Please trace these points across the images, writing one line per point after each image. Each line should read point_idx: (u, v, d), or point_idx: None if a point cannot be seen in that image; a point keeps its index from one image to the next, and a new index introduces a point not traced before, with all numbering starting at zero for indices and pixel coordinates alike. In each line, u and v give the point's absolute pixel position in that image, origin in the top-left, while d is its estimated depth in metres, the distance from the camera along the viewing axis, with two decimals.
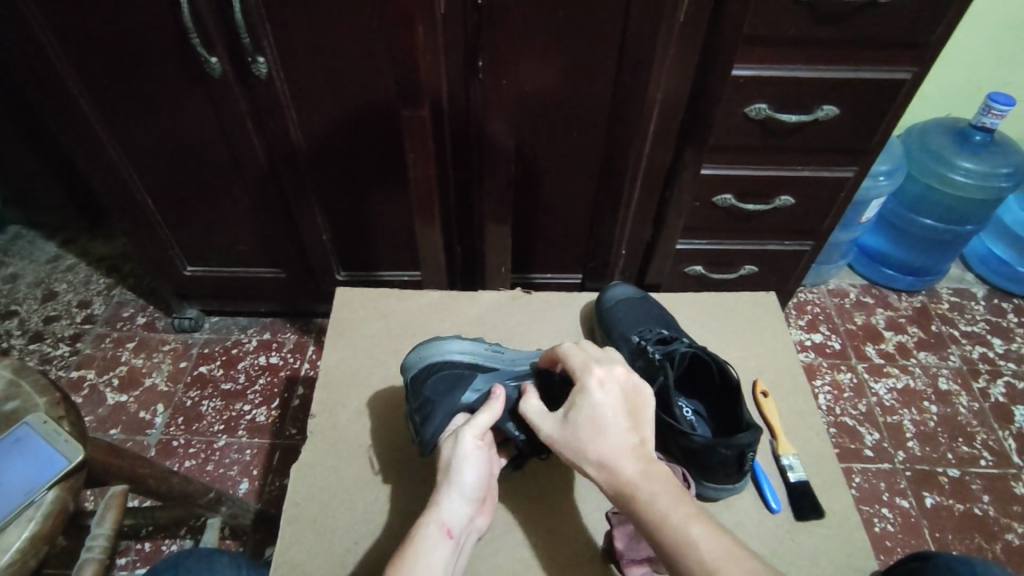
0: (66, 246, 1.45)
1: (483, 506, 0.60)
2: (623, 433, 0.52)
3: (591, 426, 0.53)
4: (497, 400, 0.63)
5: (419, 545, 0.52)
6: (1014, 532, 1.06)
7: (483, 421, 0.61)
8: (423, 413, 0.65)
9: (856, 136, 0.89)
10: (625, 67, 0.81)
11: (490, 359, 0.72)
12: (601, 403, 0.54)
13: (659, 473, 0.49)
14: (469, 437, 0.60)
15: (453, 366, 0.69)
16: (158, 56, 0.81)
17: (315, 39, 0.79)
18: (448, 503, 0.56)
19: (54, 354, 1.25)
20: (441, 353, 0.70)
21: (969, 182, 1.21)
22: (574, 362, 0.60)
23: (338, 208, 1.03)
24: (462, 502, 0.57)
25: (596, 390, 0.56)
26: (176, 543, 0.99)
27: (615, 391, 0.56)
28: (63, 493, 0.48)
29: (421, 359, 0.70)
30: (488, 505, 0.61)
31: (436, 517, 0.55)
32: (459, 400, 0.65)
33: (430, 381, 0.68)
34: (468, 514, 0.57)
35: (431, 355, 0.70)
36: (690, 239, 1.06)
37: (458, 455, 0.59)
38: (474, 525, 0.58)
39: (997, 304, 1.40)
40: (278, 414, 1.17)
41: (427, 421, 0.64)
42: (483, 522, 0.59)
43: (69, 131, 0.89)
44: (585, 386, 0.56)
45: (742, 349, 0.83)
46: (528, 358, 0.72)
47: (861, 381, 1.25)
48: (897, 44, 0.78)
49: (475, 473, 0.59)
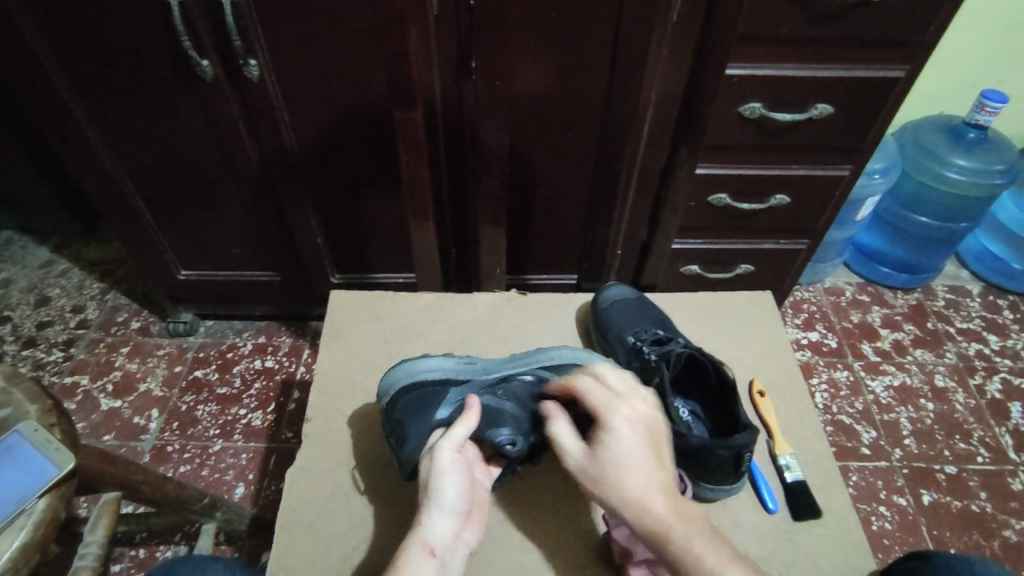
0: (59, 250, 1.44)
1: (469, 519, 0.60)
2: (650, 471, 0.54)
3: (617, 465, 0.54)
4: (469, 412, 0.62)
5: (403, 567, 0.52)
6: (1012, 529, 1.06)
7: (456, 434, 0.61)
8: (399, 437, 0.64)
9: (850, 134, 0.89)
10: (619, 68, 0.81)
11: (464, 372, 0.70)
12: (627, 441, 0.55)
13: (687, 514, 0.52)
14: (444, 451, 0.60)
15: (426, 385, 0.68)
16: (150, 59, 0.80)
17: (307, 41, 0.78)
18: (430, 521, 0.56)
19: (48, 359, 1.24)
20: (411, 374, 0.69)
21: (963, 179, 1.21)
22: (595, 399, 0.59)
23: (332, 211, 1.02)
24: (446, 518, 0.57)
25: (622, 429, 0.56)
26: (171, 549, 0.99)
27: (639, 429, 0.56)
28: (54, 501, 0.48)
29: (391, 384, 0.69)
30: (474, 518, 0.61)
31: (419, 537, 0.55)
32: (434, 418, 0.64)
33: (403, 402, 0.67)
34: (452, 529, 0.57)
35: (401, 378, 0.69)
36: (685, 239, 1.06)
37: (436, 471, 0.59)
38: (462, 540, 0.58)
39: (992, 301, 1.41)
40: (274, 418, 1.16)
41: (405, 443, 0.63)
42: (471, 537, 0.59)
43: (60, 136, 0.89)
44: (611, 426, 0.56)
45: (739, 349, 0.82)
46: (501, 364, 0.70)
47: (858, 379, 1.25)
48: (890, 41, 0.78)
49: (455, 487, 0.58)
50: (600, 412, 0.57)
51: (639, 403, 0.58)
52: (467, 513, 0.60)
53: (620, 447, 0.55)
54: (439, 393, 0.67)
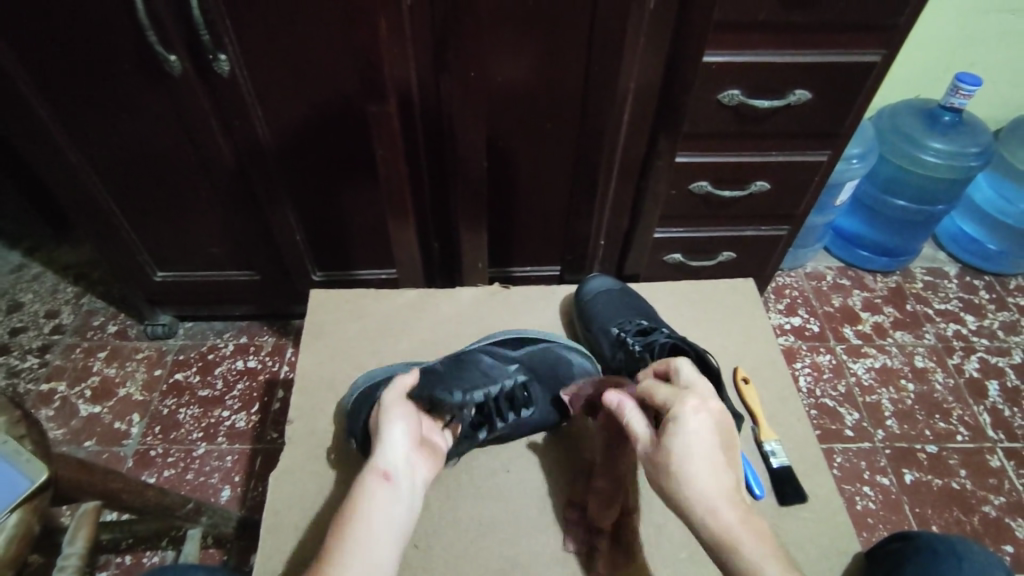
0: (30, 254, 1.41)
1: (422, 455, 0.62)
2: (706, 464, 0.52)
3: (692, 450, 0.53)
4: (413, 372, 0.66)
5: (359, 496, 0.54)
6: (991, 504, 1.08)
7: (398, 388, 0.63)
8: (358, 412, 0.68)
9: (829, 119, 0.89)
10: (597, 58, 0.80)
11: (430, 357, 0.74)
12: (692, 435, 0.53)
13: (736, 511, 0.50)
14: (390, 396, 0.63)
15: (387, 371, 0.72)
16: (115, 56, 0.78)
17: (278, 34, 0.77)
18: (382, 455, 0.58)
19: (23, 366, 1.21)
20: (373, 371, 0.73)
21: (939, 162, 1.23)
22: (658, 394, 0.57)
23: (311, 207, 1.00)
24: (396, 460, 0.58)
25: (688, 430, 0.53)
26: (157, 555, 0.97)
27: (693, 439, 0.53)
28: (26, 515, 0.46)
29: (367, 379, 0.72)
30: (429, 455, 0.63)
31: (371, 467, 0.57)
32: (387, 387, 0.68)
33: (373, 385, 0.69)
34: (404, 464, 0.59)
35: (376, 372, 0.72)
36: (667, 228, 1.05)
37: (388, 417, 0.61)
38: (416, 471, 0.60)
39: (969, 281, 1.43)
40: (258, 419, 1.15)
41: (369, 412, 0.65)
42: (426, 467, 0.61)
43: (24, 137, 0.86)
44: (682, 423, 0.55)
45: (721, 337, 0.83)
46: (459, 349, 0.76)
47: (840, 362, 1.27)
48: (866, 27, 0.78)
49: (402, 432, 0.60)
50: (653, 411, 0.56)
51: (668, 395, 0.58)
52: (416, 455, 0.61)
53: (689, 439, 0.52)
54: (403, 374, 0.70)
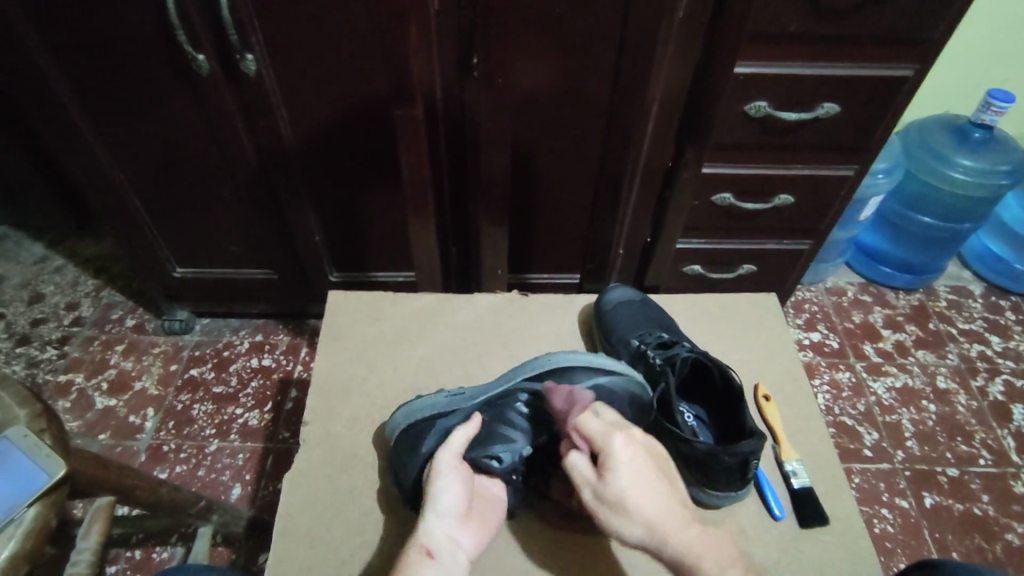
0: (52, 246, 1.42)
1: (469, 521, 0.58)
2: (644, 497, 0.52)
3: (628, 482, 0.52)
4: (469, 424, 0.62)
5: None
6: (1014, 532, 1.05)
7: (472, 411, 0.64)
8: (400, 469, 0.63)
9: (858, 134, 0.88)
10: (624, 67, 0.80)
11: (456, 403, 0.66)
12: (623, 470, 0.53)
13: (669, 516, 0.51)
14: (446, 457, 0.60)
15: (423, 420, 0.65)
16: (145, 54, 0.78)
17: (304, 36, 0.77)
18: (426, 525, 0.55)
19: (41, 357, 1.23)
20: (409, 414, 0.66)
21: (968, 180, 1.20)
22: (592, 426, 0.56)
23: (331, 209, 1.01)
24: (443, 521, 0.56)
25: (621, 481, 0.52)
26: (168, 550, 0.97)
27: (644, 453, 0.55)
28: (44, 510, 0.46)
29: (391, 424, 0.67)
30: (475, 519, 0.59)
31: (415, 542, 0.54)
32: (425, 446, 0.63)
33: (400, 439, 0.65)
34: (449, 533, 0.56)
35: (398, 419, 0.67)
36: (689, 239, 1.04)
37: (472, 524, 0.58)
38: (462, 545, 0.56)
39: (995, 302, 1.40)
40: (271, 417, 1.15)
41: (403, 477, 0.63)
42: (473, 538, 0.57)
43: (52, 131, 0.87)
44: (608, 452, 0.54)
45: (743, 352, 0.81)
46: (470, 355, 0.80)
47: (860, 380, 1.24)
48: (901, 40, 0.77)
49: (453, 490, 0.58)
50: (601, 443, 0.55)
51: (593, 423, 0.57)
52: (469, 515, 0.59)
53: (620, 474, 0.53)
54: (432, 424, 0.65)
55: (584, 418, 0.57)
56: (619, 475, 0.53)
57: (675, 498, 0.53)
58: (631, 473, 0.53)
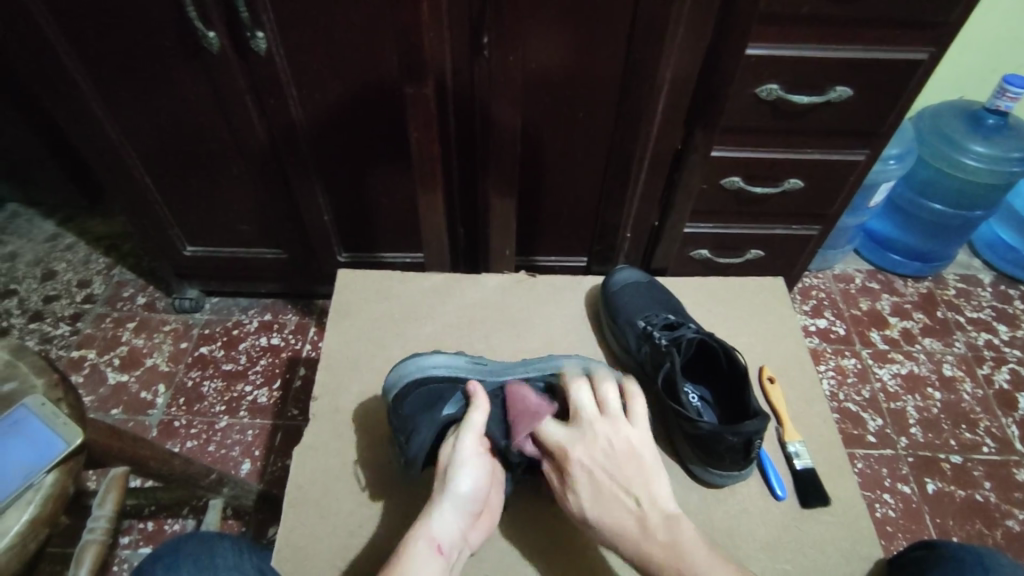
0: (64, 224, 1.44)
1: (477, 520, 0.58)
2: (603, 504, 0.55)
3: (589, 492, 0.56)
4: (480, 400, 0.62)
5: (408, 560, 0.51)
6: (1015, 519, 1.06)
7: (481, 391, 0.63)
8: (406, 433, 0.63)
9: (870, 118, 0.87)
10: (635, 47, 0.79)
11: (471, 371, 0.68)
12: (582, 482, 0.56)
13: (627, 516, 0.54)
14: (468, 441, 0.59)
15: (431, 382, 0.66)
16: (155, 31, 0.78)
17: (314, 14, 0.77)
18: (440, 515, 0.55)
19: (55, 333, 1.25)
20: (420, 368, 0.67)
21: (980, 166, 1.19)
22: (553, 437, 0.59)
23: (340, 189, 1.01)
24: (456, 513, 0.55)
25: (579, 496, 0.56)
26: (179, 522, 0.99)
27: (600, 463, 0.56)
28: (62, 476, 0.47)
29: (399, 377, 0.67)
30: (481, 520, 0.59)
31: (426, 530, 0.54)
32: (441, 413, 0.63)
33: (412, 398, 0.65)
34: (460, 528, 0.55)
35: (410, 372, 0.67)
36: (696, 223, 1.04)
37: (476, 523, 0.58)
38: (466, 540, 0.56)
39: (1004, 291, 1.39)
40: (280, 395, 1.17)
41: (413, 440, 0.61)
42: (476, 537, 0.58)
43: (64, 108, 0.87)
44: (568, 468, 0.57)
45: (749, 335, 0.82)
46: (476, 334, 0.80)
47: (865, 367, 1.25)
48: (917, 23, 0.76)
49: (472, 482, 0.57)
50: (558, 456, 0.58)
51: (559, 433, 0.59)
52: (478, 515, 0.58)
53: (579, 488, 0.56)
54: (447, 390, 0.66)
55: (546, 429, 0.60)
56: (577, 488, 0.56)
57: (637, 507, 0.54)
58: (588, 484, 0.56)
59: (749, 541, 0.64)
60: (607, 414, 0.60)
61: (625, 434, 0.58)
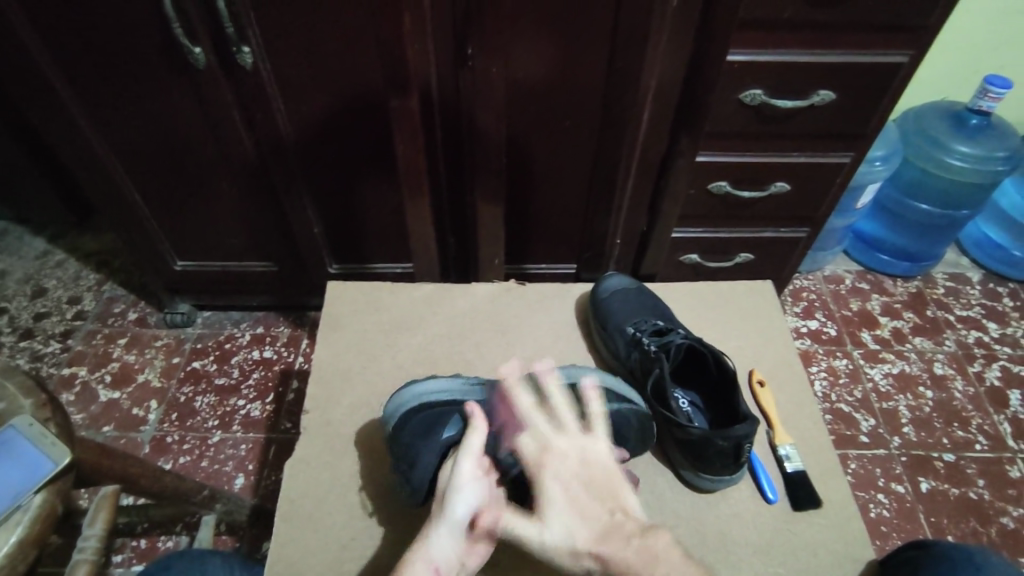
0: (54, 241, 1.43)
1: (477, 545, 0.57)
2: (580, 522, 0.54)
3: (568, 511, 0.55)
4: (478, 420, 0.61)
5: None
6: (1009, 516, 1.07)
7: (479, 411, 0.62)
8: (408, 460, 0.62)
9: (853, 121, 0.88)
10: (618, 55, 0.80)
11: (469, 392, 0.69)
12: (556, 498, 0.55)
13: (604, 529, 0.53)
14: (465, 464, 0.58)
15: (431, 406, 0.67)
16: (141, 48, 0.79)
17: (300, 28, 0.77)
18: (437, 538, 0.53)
19: (45, 351, 1.24)
20: (418, 396, 0.67)
21: (965, 166, 1.20)
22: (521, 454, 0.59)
23: (329, 201, 1.01)
24: (455, 537, 0.54)
25: (554, 516, 0.55)
26: (172, 539, 0.98)
27: (572, 479, 0.57)
28: (50, 496, 0.46)
29: (398, 405, 0.67)
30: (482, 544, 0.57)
31: (423, 555, 0.52)
32: (442, 436, 0.63)
33: (411, 424, 0.65)
34: (458, 552, 0.54)
35: (407, 399, 0.67)
36: (685, 228, 1.05)
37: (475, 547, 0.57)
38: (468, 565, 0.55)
39: (993, 288, 1.40)
40: (273, 409, 1.16)
41: (415, 466, 0.61)
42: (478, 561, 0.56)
43: (51, 126, 0.87)
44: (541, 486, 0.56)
45: (739, 339, 0.82)
46: (467, 343, 0.80)
47: (857, 367, 1.25)
48: (896, 26, 0.77)
49: (471, 506, 0.55)
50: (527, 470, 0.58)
51: (528, 454, 0.59)
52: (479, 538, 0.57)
53: (552, 506, 0.55)
54: (446, 412, 0.66)
55: (516, 443, 0.60)
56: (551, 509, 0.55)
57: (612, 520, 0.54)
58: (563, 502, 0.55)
59: (741, 546, 0.64)
60: (567, 430, 0.60)
61: (594, 450, 0.58)
